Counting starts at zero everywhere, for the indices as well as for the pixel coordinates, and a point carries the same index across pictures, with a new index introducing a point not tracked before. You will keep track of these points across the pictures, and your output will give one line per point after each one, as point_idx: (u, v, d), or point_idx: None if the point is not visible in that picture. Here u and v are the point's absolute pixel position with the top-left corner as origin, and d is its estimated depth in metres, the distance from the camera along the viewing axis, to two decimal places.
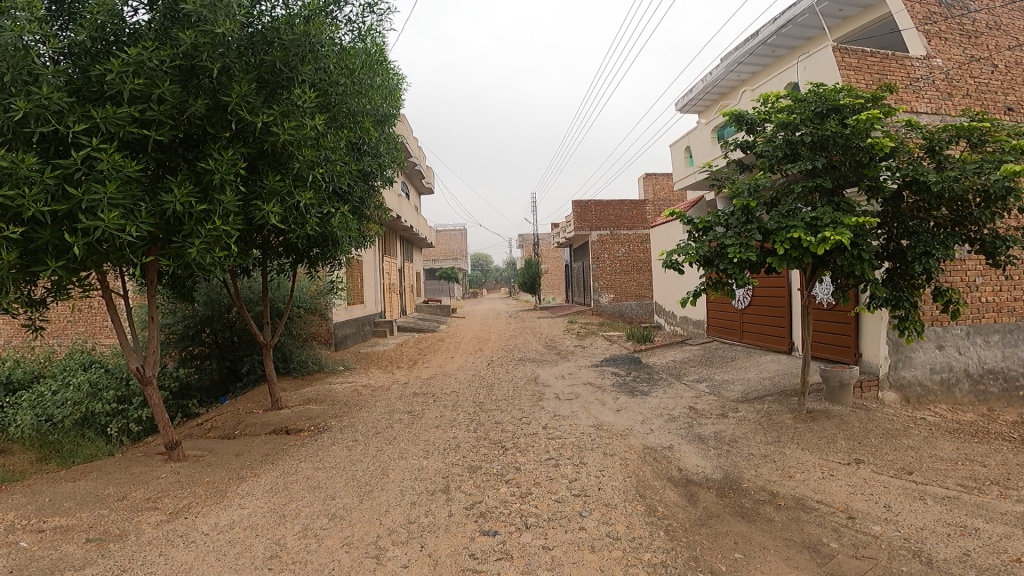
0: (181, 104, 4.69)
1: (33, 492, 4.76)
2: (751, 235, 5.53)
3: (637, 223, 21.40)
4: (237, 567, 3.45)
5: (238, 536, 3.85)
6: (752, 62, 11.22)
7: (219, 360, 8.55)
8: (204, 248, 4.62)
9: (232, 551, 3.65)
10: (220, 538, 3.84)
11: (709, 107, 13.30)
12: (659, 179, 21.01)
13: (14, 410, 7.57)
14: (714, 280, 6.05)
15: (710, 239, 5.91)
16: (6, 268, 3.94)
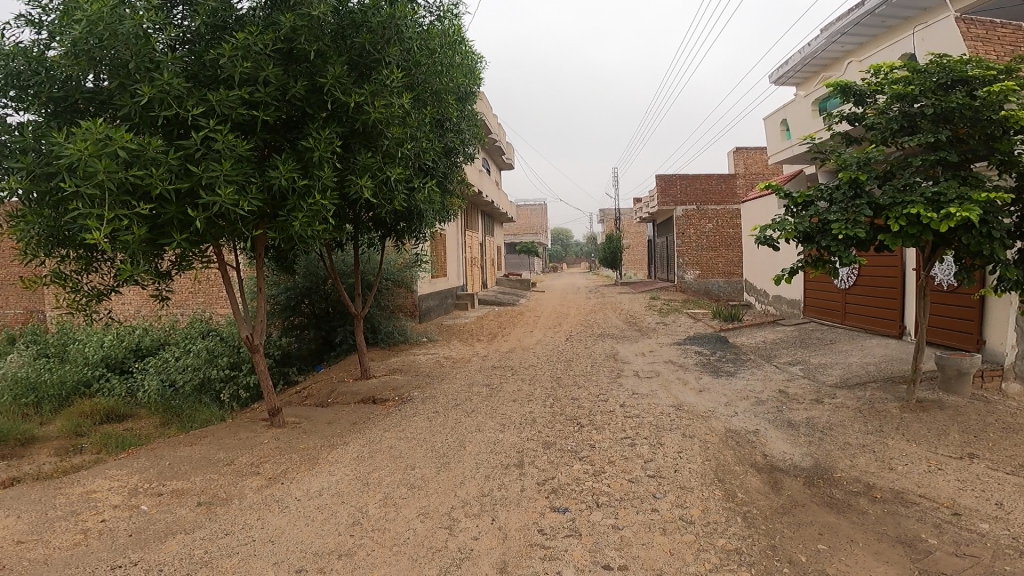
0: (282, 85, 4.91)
1: (154, 456, 5.25)
2: (860, 211, 5.17)
3: (726, 199, 20.34)
4: (323, 533, 3.68)
5: (325, 504, 4.08)
6: (857, 33, 10.40)
7: (315, 330, 9.01)
8: (305, 221, 4.88)
9: (320, 517, 3.89)
10: (310, 504, 4.09)
11: (809, 80, 12.50)
12: (751, 152, 19.99)
13: (144, 373, 8.33)
14: (814, 258, 5.71)
15: (812, 215, 5.56)
16: (137, 243, 4.33)
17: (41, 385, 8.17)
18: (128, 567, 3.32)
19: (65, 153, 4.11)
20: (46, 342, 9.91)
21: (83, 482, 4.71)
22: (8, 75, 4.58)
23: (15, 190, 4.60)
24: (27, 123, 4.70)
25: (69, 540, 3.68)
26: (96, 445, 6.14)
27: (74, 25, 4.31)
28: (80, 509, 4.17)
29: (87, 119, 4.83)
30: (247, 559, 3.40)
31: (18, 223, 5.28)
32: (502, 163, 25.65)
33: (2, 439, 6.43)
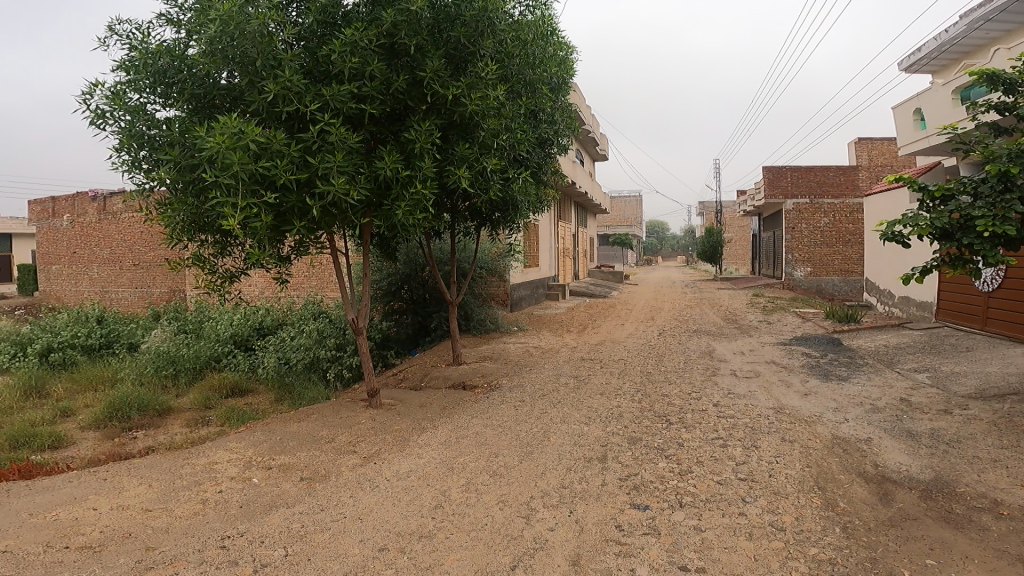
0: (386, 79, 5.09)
1: (267, 430, 5.64)
2: (1012, 207, 4.60)
3: (846, 191, 18.59)
4: (407, 513, 3.82)
5: (412, 485, 4.23)
6: (1005, 19, 9.32)
7: (413, 315, 9.32)
8: (408, 210, 5.05)
9: (406, 498, 4.04)
10: (398, 485, 4.25)
11: (947, 68, 11.39)
12: (876, 143, 18.48)
13: (263, 352, 8.97)
14: (951, 257, 5.09)
15: (951, 210, 4.94)
16: (264, 230, 4.66)
17: (180, 358, 9.00)
18: (235, 538, 3.58)
19: (205, 147, 4.50)
20: (185, 320, 10.89)
21: (207, 454, 5.14)
22: (155, 73, 5.04)
23: (165, 179, 5.08)
24: (173, 118, 5.16)
25: (188, 509, 4.02)
26: (220, 419, 6.68)
27: (208, 27, 4.66)
28: (202, 479, 4.55)
29: (222, 113, 5.19)
30: (338, 534, 3.58)
31: (166, 208, 5.83)
32: (592, 155, 24.98)
33: (146, 408, 7.14)
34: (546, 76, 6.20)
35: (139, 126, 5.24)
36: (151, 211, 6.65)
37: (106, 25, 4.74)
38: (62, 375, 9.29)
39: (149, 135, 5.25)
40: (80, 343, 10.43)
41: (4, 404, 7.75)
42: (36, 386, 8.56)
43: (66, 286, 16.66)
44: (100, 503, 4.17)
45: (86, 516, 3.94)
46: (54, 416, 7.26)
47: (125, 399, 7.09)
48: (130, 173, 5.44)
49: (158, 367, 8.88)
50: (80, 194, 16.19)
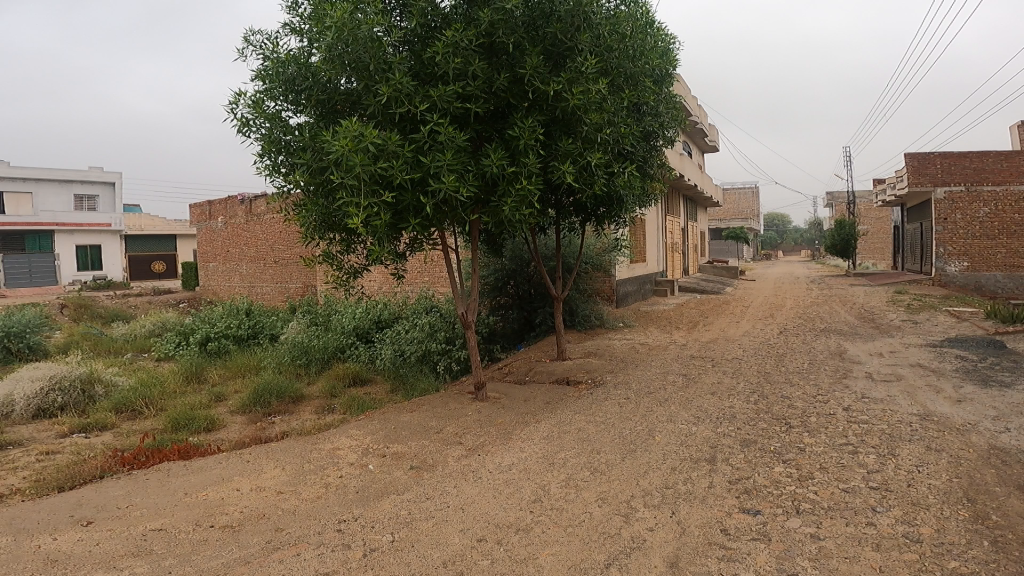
0: (488, 78, 5.20)
1: (384, 419, 5.94)
2: None
3: (1011, 177, 16.61)
4: (506, 506, 3.88)
5: (512, 479, 4.28)
6: None
7: (518, 311, 9.41)
8: (514, 206, 5.11)
9: (506, 491, 4.10)
10: (500, 477, 4.33)
11: None
12: None
13: (381, 343, 9.43)
14: None
15: None
16: (383, 228, 4.88)
17: (311, 349, 9.66)
18: (349, 521, 3.75)
19: (331, 150, 4.79)
20: (316, 312, 11.68)
21: (331, 440, 5.48)
22: (285, 82, 5.43)
23: (300, 182, 5.45)
24: (303, 124, 5.53)
25: (312, 492, 4.29)
26: (344, 407, 7.11)
27: (325, 34, 4.94)
28: (325, 464, 4.86)
29: (342, 118, 5.48)
30: (440, 524, 3.68)
31: (301, 208, 6.27)
32: (702, 146, 23.95)
33: (283, 395, 7.73)
34: (649, 67, 6.04)
35: (276, 133, 5.65)
36: (288, 211, 7.17)
37: (242, 37, 5.16)
38: (216, 363, 10.27)
39: (286, 141, 5.65)
40: (231, 332, 11.48)
41: (170, 389, 8.70)
42: (195, 372, 9.52)
43: (220, 282, 18.41)
44: (241, 484, 4.55)
45: (229, 497, 4.31)
46: (209, 401, 8.03)
47: (266, 387, 7.71)
48: (271, 177, 5.88)
49: (293, 357, 9.59)
50: (230, 197, 17.81)
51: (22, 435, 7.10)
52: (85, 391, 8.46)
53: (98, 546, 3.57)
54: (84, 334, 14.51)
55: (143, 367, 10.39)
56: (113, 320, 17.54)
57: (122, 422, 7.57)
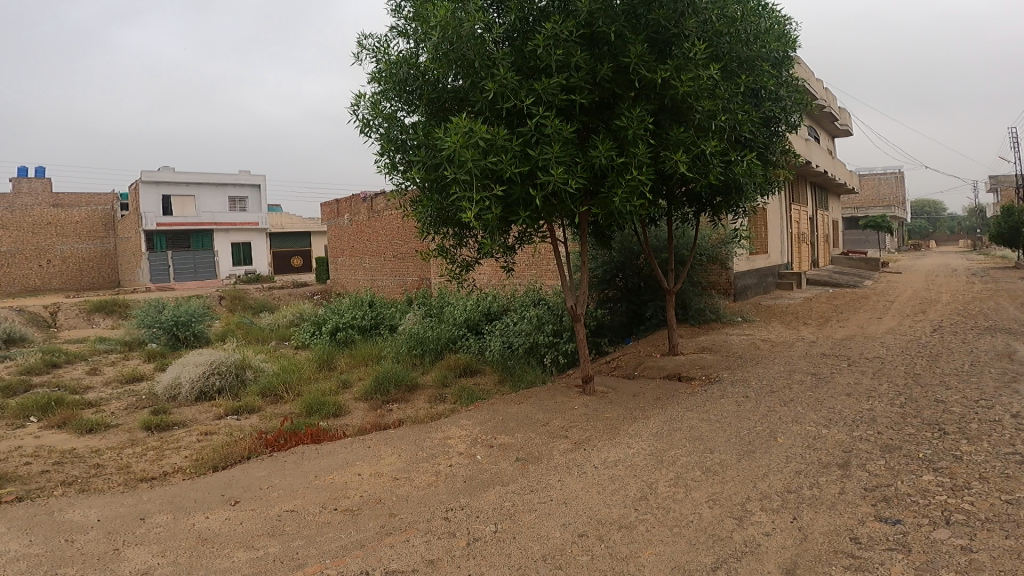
0: (591, 68, 5.11)
1: (493, 410, 6.03)
2: None
3: None
4: (611, 502, 3.80)
5: (618, 475, 4.20)
6: None
7: (627, 304, 9.22)
8: (624, 196, 4.98)
9: (611, 486, 4.02)
10: (605, 473, 4.25)
11: None
12: None
13: (490, 335, 9.56)
14: None
15: None
16: (494, 221, 4.91)
17: (426, 340, 9.99)
18: (456, 510, 3.81)
19: (444, 147, 4.89)
20: (431, 304, 12.06)
21: (443, 429, 5.62)
22: (398, 83, 5.58)
23: (417, 179, 5.61)
24: (416, 123, 5.68)
25: (424, 479, 4.42)
26: (455, 396, 7.30)
27: (432, 35, 5.07)
28: (437, 452, 4.99)
29: (452, 116, 5.57)
30: (543, 516, 3.67)
31: (418, 204, 6.46)
32: (833, 131, 22.31)
33: (401, 383, 8.05)
34: (765, 50, 5.68)
35: (394, 133, 5.83)
36: (406, 208, 7.42)
37: (357, 42, 5.39)
38: (344, 351, 10.88)
39: (402, 140, 5.82)
40: (357, 323, 12.11)
41: (305, 375, 9.32)
42: (326, 360, 10.13)
43: (347, 275, 19.45)
44: (362, 469, 4.75)
45: (352, 480, 4.51)
46: (337, 388, 8.50)
47: (386, 375, 8.07)
48: (389, 175, 6.09)
49: (410, 346, 9.97)
50: (354, 195, 18.74)
51: (185, 416, 7.87)
52: (237, 375, 9.20)
53: (240, 526, 3.81)
54: (236, 323, 15.89)
55: (284, 354, 11.21)
56: (260, 310, 19.09)
57: (266, 405, 8.19)
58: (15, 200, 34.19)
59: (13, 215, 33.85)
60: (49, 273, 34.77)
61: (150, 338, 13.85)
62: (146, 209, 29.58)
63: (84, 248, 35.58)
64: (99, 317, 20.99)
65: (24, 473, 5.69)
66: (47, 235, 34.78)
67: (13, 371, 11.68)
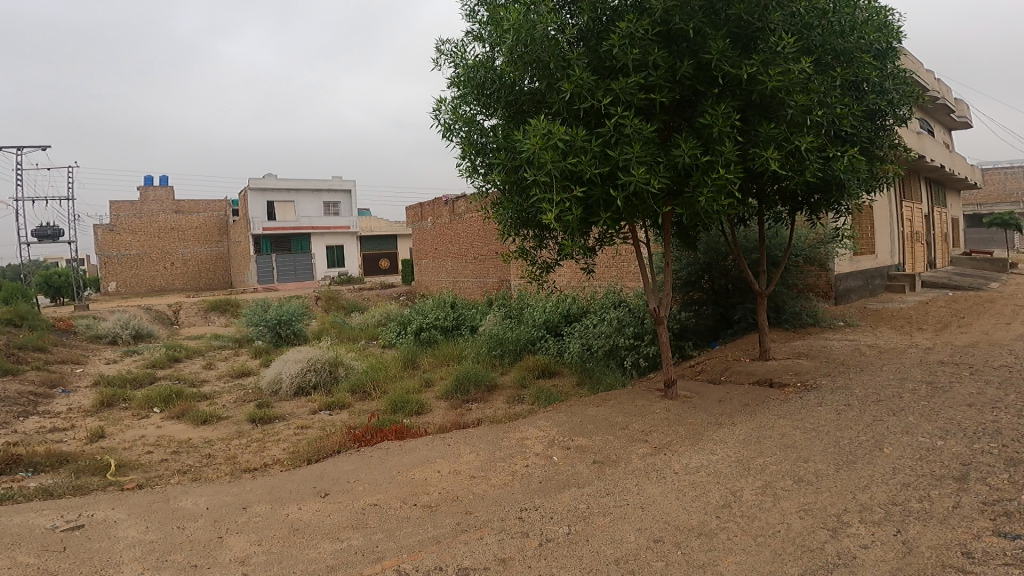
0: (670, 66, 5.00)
1: (571, 412, 6.01)
2: None
3: None
4: (690, 509, 3.70)
5: (699, 481, 4.08)
6: None
7: (714, 307, 8.95)
8: (711, 196, 4.82)
9: (691, 493, 3.91)
10: (685, 479, 4.15)
11: None
12: None
13: (569, 337, 9.51)
14: None
15: None
16: (575, 223, 4.86)
17: (506, 341, 10.09)
18: (530, 511, 3.83)
19: (524, 149, 4.91)
20: (511, 305, 12.15)
21: (520, 429, 5.66)
22: (476, 87, 5.72)
23: (497, 181, 5.66)
24: (495, 125, 5.75)
25: (500, 479, 4.46)
26: (533, 397, 7.33)
27: (506, 38, 5.13)
28: (514, 453, 5.03)
29: (528, 118, 5.58)
30: (618, 520, 3.63)
31: (499, 206, 6.52)
32: (948, 123, 20.80)
33: (479, 383, 8.17)
34: (865, 41, 5.37)
35: (474, 136, 5.91)
36: (487, 210, 7.52)
37: (435, 48, 5.51)
38: (427, 351, 11.15)
39: (482, 143, 5.90)
40: (439, 323, 12.35)
41: (390, 373, 9.62)
42: (410, 359, 10.41)
43: (431, 277, 19.90)
44: (440, 466, 4.85)
45: (431, 477, 4.62)
46: (419, 386, 8.72)
47: (466, 374, 8.20)
48: (470, 178, 6.19)
49: (491, 347, 10.11)
50: (436, 199, 19.17)
51: (285, 410, 8.32)
52: (331, 372, 9.61)
53: (328, 518, 3.98)
54: (331, 322, 16.63)
55: (372, 353, 11.63)
56: (351, 310, 19.85)
57: (355, 401, 8.51)
58: (144, 208, 37.22)
59: (139, 221, 36.88)
60: (171, 275, 37.60)
61: (256, 336, 14.72)
62: (254, 215, 31.42)
63: (201, 252, 38.25)
64: (214, 316, 22.49)
65: (146, 461, 6.19)
66: (169, 239, 37.63)
67: (141, 365, 12.74)
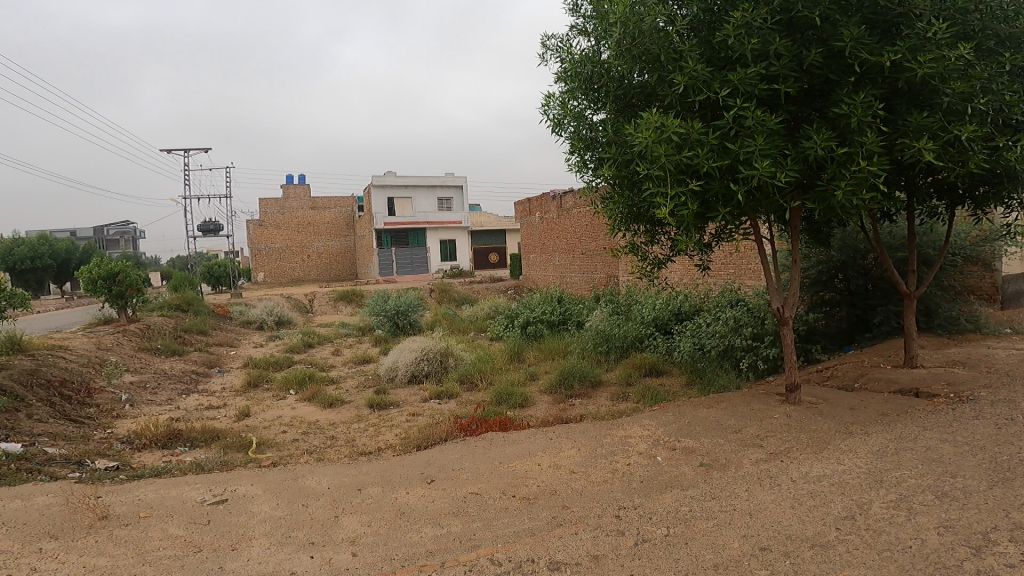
0: (797, 56, 4.73)
1: (680, 412, 5.88)
2: None
3: None
4: (806, 519, 3.53)
5: (820, 491, 3.87)
6: None
7: (849, 308, 8.33)
8: (849, 189, 4.47)
9: (808, 503, 3.72)
10: (803, 487, 3.95)
11: None
12: None
13: (680, 335, 9.24)
14: None
15: None
16: (690, 217, 4.72)
17: (612, 337, 10.00)
18: (629, 510, 3.79)
19: (636, 143, 4.81)
20: (619, 301, 12.01)
21: (625, 427, 5.60)
22: (584, 81, 5.68)
23: (608, 176, 5.58)
24: (603, 119, 5.70)
25: (600, 476, 4.45)
26: (639, 396, 7.22)
27: (613, 31, 5.10)
28: (616, 450, 4.99)
29: (639, 113, 5.46)
30: (722, 525, 3.51)
31: (609, 201, 6.46)
32: None
33: (584, 378, 8.16)
34: None
35: (583, 131, 5.89)
36: (597, 206, 7.46)
37: (540, 44, 5.52)
38: (532, 344, 11.25)
39: (591, 137, 5.85)
40: (545, 318, 12.41)
41: (495, 365, 9.80)
42: (516, 352, 10.55)
43: (539, 271, 20.02)
44: (541, 460, 4.89)
45: (532, 470, 4.68)
46: (523, 379, 8.84)
47: (571, 370, 8.22)
48: (580, 173, 6.17)
49: (596, 343, 10.09)
50: (545, 194, 19.24)
51: (399, 398, 8.70)
52: (442, 361, 9.92)
53: (432, 503, 4.13)
54: (443, 313, 17.18)
55: (480, 345, 11.91)
56: (461, 303, 20.36)
57: (463, 392, 8.75)
58: (286, 204, 39.78)
59: (279, 215, 39.67)
60: (303, 266, 40.19)
61: (376, 325, 15.46)
62: (376, 210, 32.91)
63: (333, 245, 40.60)
64: (343, 305, 23.83)
65: (280, 440, 6.69)
66: (305, 232, 40.18)
67: (283, 349, 13.79)
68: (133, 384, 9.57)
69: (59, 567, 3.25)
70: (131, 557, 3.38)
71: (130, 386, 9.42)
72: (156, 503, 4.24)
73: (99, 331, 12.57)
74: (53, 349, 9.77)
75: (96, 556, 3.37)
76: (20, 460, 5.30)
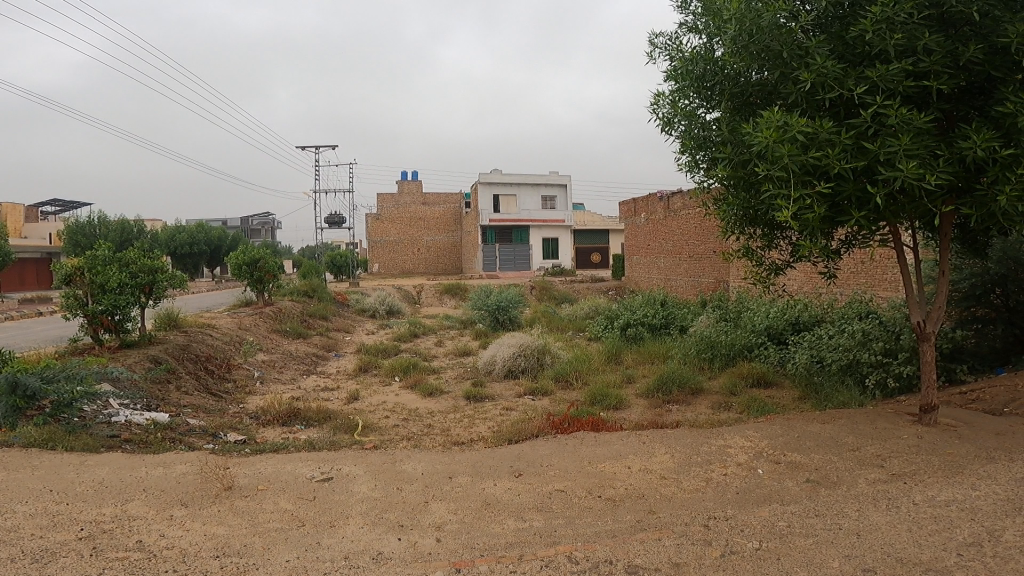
0: (951, 52, 4.34)
1: (788, 426, 5.60)
2: None
3: None
4: (924, 543, 3.28)
5: (946, 516, 3.59)
6: None
7: (1006, 327, 7.02)
8: (1013, 196, 4.03)
9: (929, 527, 3.46)
10: (926, 511, 3.67)
11: None
12: None
13: (797, 347, 8.77)
14: None
15: None
16: (817, 222, 4.37)
17: (718, 344, 9.67)
18: (719, 520, 3.67)
19: (755, 143, 4.56)
20: (727, 308, 11.59)
21: (725, 437, 5.41)
22: (696, 80, 5.53)
23: (722, 176, 5.36)
24: (715, 118, 5.50)
25: (693, 484, 4.33)
26: (742, 406, 6.93)
27: (728, 28, 4.94)
28: (713, 459, 4.84)
29: (760, 111, 5.22)
30: (822, 544, 3.33)
31: (722, 203, 6.20)
32: None
33: (684, 385, 7.95)
34: None
35: (695, 130, 5.69)
36: (708, 208, 7.23)
37: (648, 42, 5.43)
38: (632, 347, 11.08)
39: (703, 137, 5.66)
40: (647, 320, 12.18)
41: (593, 366, 9.74)
42: (614, 354, 10.43)
43: (642, 273, 19.66)
44: (632, 463, 4.83)
45: (621, 472, 4.62)
46: (620, 381, 8.74)
47: (670, 375, 8.04)
48: (691, 173, 5.99)
49: (700, 350, 9.78)
50: (651, 195, 18.86)
51: (495, 391, 8.84)
52: (539, 358, 9.98)
53: (518, 497, 4.18)
54: (543, 311, 17.29)
55: (579, 344, 11.89)
56: (562, 301, 20.38)
57: (557, 389, 8.77)
58: (400, 200, 41.44)
59: (390, 210, 41.33)
60: (413, 259, 41.62)
61: (478, 319, 15.78)
62: (483, 207, 33.62)
63: (442, 239, 41.70)
64: (448, 298, 24.49)
65: (383, 424, 6.98)
66: (416, 227, 41.60)
67: (389, 338, 14.37)
68: (264, 363, 10.32)
69: (184, 533, 3.55)
70: (244, 527, 3.64)
71: (262, 364, 10.16)
72: (273, 476, 4.55)
73: (237, 312, 13.63)
74: (204, 326, 10.68)
75: (216, 525, 3.66)
76: (165, 428, 5.86)
